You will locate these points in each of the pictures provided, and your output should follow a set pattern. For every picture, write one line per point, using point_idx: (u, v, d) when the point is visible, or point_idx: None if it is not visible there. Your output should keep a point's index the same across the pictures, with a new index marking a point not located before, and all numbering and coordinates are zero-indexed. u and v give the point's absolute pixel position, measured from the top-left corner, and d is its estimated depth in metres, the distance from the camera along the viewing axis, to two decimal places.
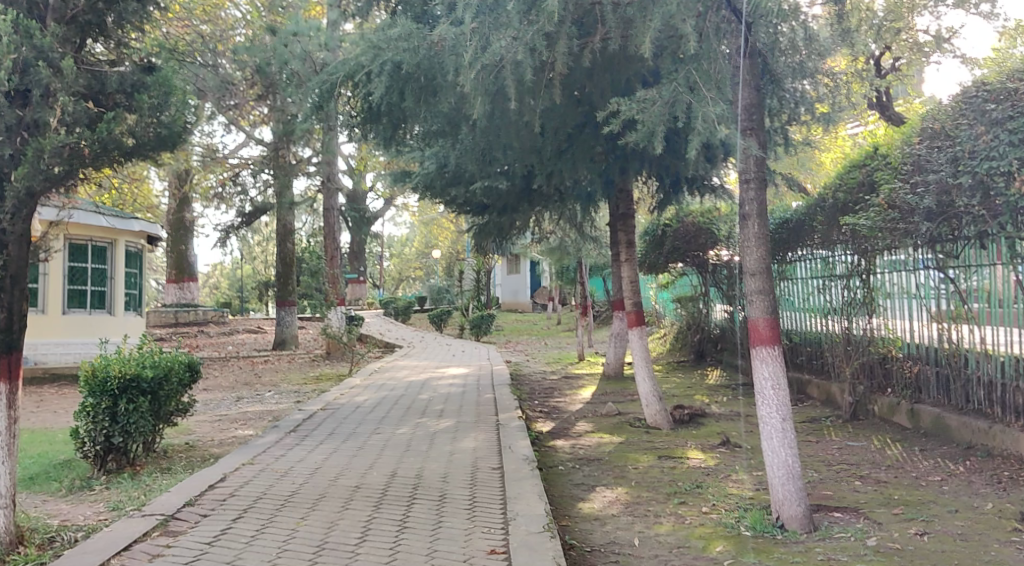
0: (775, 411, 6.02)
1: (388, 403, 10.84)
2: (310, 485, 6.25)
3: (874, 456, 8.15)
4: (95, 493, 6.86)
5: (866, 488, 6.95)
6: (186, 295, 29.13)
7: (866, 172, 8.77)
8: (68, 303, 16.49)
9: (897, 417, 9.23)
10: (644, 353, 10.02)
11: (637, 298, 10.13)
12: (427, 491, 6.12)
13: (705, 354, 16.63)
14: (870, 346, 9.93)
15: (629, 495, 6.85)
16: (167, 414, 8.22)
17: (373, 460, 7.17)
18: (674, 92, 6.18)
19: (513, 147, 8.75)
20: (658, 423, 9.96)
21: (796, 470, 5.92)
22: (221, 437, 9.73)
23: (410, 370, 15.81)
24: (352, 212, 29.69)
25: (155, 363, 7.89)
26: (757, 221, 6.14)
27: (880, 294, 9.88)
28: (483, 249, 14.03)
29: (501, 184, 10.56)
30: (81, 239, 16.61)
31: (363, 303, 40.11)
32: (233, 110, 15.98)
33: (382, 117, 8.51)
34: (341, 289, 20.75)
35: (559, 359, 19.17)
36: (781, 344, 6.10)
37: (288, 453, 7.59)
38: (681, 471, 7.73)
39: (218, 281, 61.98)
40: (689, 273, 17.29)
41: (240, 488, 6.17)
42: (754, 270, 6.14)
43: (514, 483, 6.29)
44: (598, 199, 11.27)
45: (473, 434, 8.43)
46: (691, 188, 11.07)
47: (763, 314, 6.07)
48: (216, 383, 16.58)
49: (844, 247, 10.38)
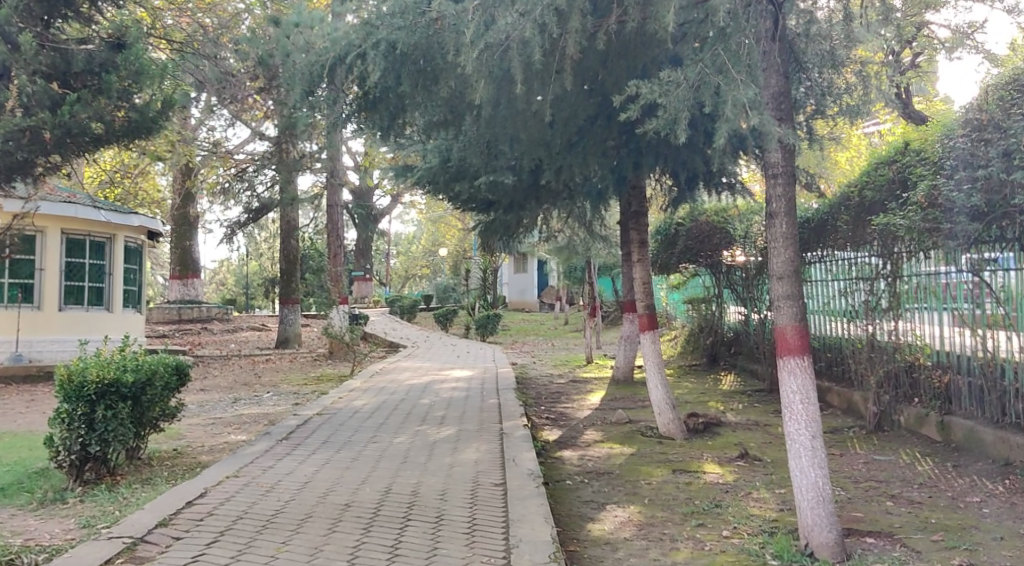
0: (804, 427, 5.51)
1: (388, 408, 10.36)
2: (296, 502, 5.75)
3: (905, 473, 7.59)
4: (67, 507, 6.39)
5: (900, 510, 6.39)
6: (188, 292, 28.59)
7: (898, 168, 8.24)
8: (65, 299, 16.06)
9: (926, 429, 8.70)
10: (656, 359, 9.48)
11: (650, 300, 9.59)
12: (424, 511, 5.62)
13: (717, 358, 16.10)
14: (896, 354, 9.40)
15: (643, 515, 6.34)
16: (150, 419, 7.77)
17: (367, 474, 6.66)
18: (701, 74, 5.47)
19: (521, 139, 8.25)
20: (671, 432, 9.45)
21: (826, 494, 5.41)
22: (212, 443, 9.26)
23: (412, 372, 15.31)
24: (358, 210, 29.30)
25: (137, 366, 7.42)
26: (786, 218, 5.64)
27: (906, 299, 9.35)
28: (489, 248, 13.55)
29: (507, 179, 10.05)
30: (79, 234, 16.20)
31: (368, 302, 39.70)
32: (236, 104, 15.56)
33: (379, 106, 8.02)
34: (344, 287, 20.27)
35: (567, 361, 18.67)
36: (811, 354, 5.58)
37: (277, 465, 7.07)
38: (698, 487, 7.21)
39: (224, 277, 61.72)
40: (702, 274, 16.77)
41: (220, 506, 5.68)
42: (782, 272, 5.65)
43: (518, 503, 5.78)
44: (610, 196, 10.75)
45: (475, 444, 7.92)
46: (708, 185, 10.55)
47: (792, 321, 5.56)
48: (214, 384, 16.16)
49: (869, 248, 9.85)
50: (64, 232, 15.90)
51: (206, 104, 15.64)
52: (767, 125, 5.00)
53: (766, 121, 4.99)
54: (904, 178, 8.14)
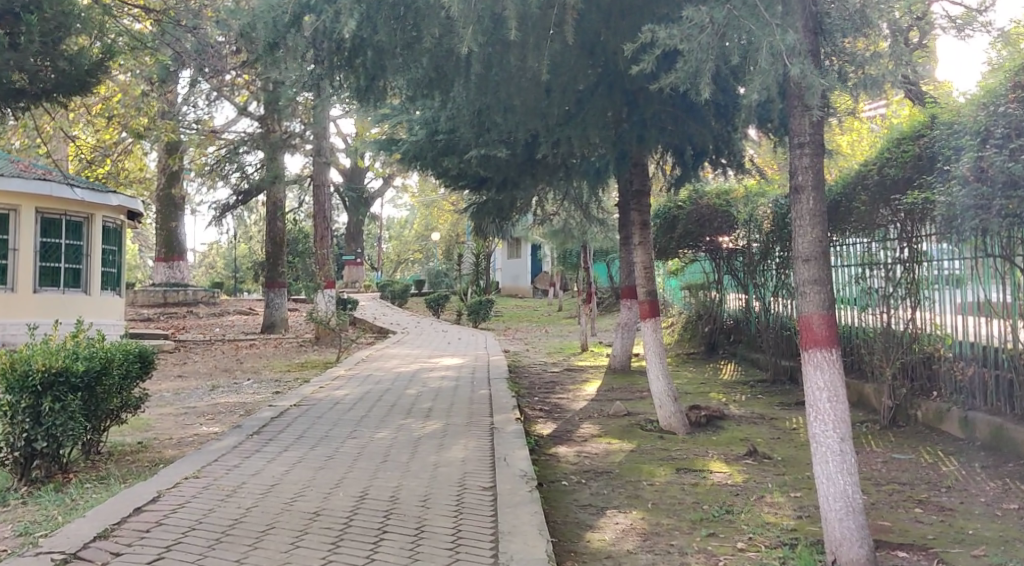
0: (831, 428, 4.93)
1: (370, 399, 9.70)
2: (258, 510, 5.11)
3: (929, 474, 6.99)
4: (6, 511, 5.74)
5: (930, 518, 5.80)
6: (175, 274, 27.69)
7: (925, 143, 7.77)
8: (40, 280, 15.34)
9: (948, 425, 8.14)
10: (658, 347, 8.86)
11: (651, 285, 8.92)
12: (403, 520, 5.01)
13: (716, 346, 15.51)
14: (913, 345, 8.81)
15: (647, 522, 5.72)
16: (106, 412, 7.15)
17: (343, 475, 6.02)
18: (728, 16, 4.81)
19: (516, 105, 7.58)
20: (673, 427, 8.82)
21: (857, 504, 4.85)
22: (181, 436, 8.62)
23: (400, 359, 14.64)
24: (350, 193, 28.55)
25: (91, 354, 6.78)
26: (812, 194, 5.04)
27: (925, 286, 8.73)
28: (483, 232, 12.87)
29: (500, 152, 9.39)
30: (55, 213, 15.45)
31: (359, 286, 38.89)
32: (218, 77, 14.84)
33: (357, 67, 7.30)
34: (330, 270, 19.54)
35: (561, 349, 18.05)
36: (839, 346, 4.99)
37: (244, 464, 6.41)
38: (705, 489, 6.59)
39: (213, 262, 60.77)
40: (701, 259, 16.14)
41: (172, 513, 5.05)
42: (808, 255, 5.02)
43: (508, 511, 5.17)
44: (609, 174, 10.08)
45: (462, 441, 7.27)
46: (715, 162, 9.90)
47: (819, 310, 4.95)
48: (192, 370, 15.47)
49: (887, 232, 9.20)
50: (39, 210, 15.17)
51: (189, 78, 14.91)
52: (807, 76, 4.43)
53: (808, 72, 4.46)
54: (932, 155, 7.67)
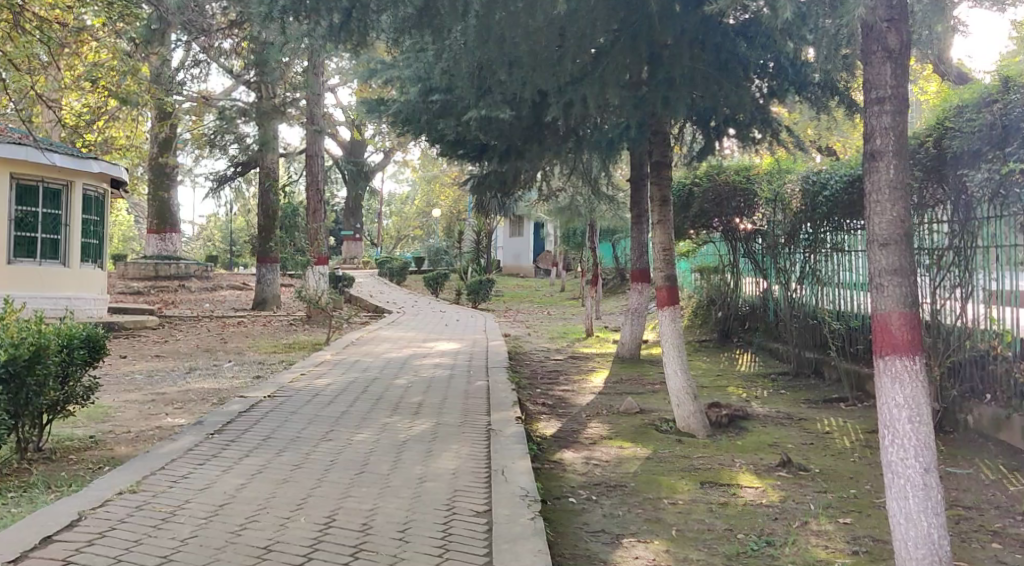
0: (913, 457, 3.95)
1: (354, 390, 8.70)
2: (192, 545, 4.12)
3: (997, 495, 6.00)
4: None
5: (1013, 558, 4.81)
6: (167, 247, 26.53)
7: (999, 110, 6.70)
8: (13, 251, 14.32)
9: (1004, 434, 7.12)
10: (675, 339, 7.84)
11: (670, 269, 7.89)
12: (373, 558, 4.02)
13: (730, 334, 14.50)
14: (966, 342, 7.71)
15: (672, 557, 4.75)
16: (39, 406, 6.15)
17: (307, 492, 5.03)
18: None
19: (523, 52, 6.52)
20: (691, 428, 7.79)
21: (943, 552, 3.91)
22: (139, 429, 7.63)
23: (393, 343, 13.60)
24: (349, 165, 27.51)
25: (15, 342, 5.77)
26: (894, 161, 4.02)
27: (979, 274, 7.67)
28: (484, 207, 11.83)
29: (503, 112, 8.39)
30: (31, 179, 14.36)
31: (357, 262, 37.98)
32: (201, 36, 13.83)
33: (334, 6, 6.20)
34: (323, 246, 18.45)
35: (564, 333, 17.07)
36: (922, 353, 3.97)
37: (194, 474, 5.42)
38: (737, 511, 5.61)
39: (210, 233, 59.53)
40: (716, 241, 15.10)
41: (86, 548, 4.07)
42: (886, 238, 4.01)
43: (505, 550, 4.18)
44: (623, 141, 9.01)
45: (453, 447, 6.28)
46: (740, 133, 8.84)
47: (898, 307, 3.94)
48: (172, 350, 14.50)
49: (938, 214, 8.13)
50: (14, 176, 14.04)
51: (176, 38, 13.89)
52: None
53: None
54: (1009, 124, 6.61)
